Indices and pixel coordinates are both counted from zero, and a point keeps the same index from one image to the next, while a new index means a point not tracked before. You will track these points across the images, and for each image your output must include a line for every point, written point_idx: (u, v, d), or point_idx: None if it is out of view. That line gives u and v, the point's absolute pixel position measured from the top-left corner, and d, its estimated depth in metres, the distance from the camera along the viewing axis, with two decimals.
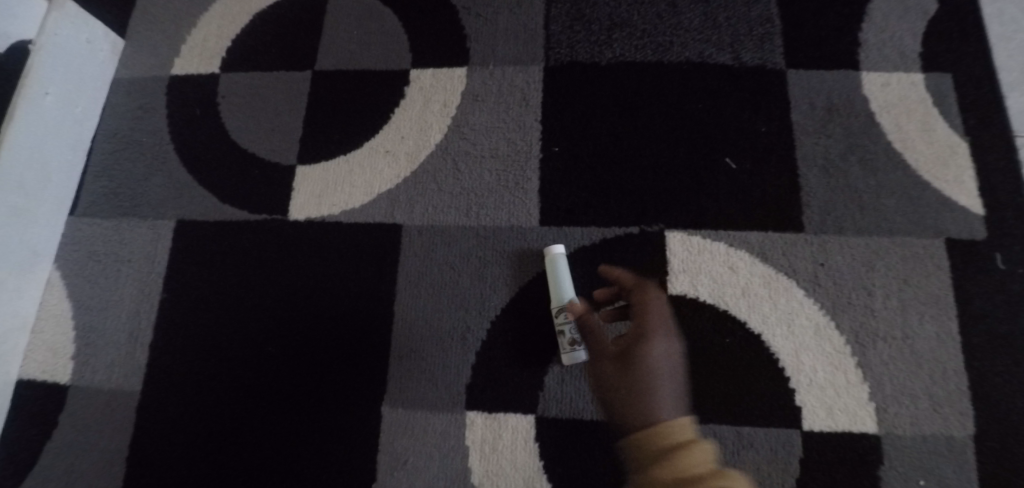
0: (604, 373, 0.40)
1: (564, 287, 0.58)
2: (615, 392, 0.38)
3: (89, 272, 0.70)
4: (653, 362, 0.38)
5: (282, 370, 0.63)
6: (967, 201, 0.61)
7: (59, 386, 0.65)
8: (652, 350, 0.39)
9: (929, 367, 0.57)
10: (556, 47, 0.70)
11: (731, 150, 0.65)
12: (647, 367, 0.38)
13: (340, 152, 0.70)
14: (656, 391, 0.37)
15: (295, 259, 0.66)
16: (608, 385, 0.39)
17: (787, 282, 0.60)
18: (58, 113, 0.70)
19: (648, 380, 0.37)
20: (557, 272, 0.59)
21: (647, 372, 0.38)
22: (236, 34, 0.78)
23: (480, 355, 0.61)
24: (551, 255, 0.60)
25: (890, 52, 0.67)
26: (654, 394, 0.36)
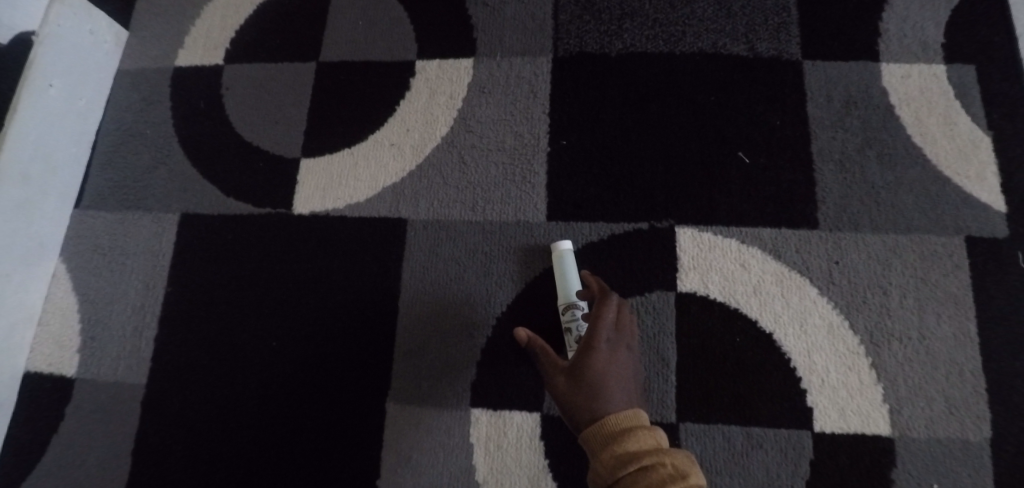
0: (559, 386, 0.47)
1: (571, 284, 0.57)
2: (570, 399, 0.45)
3: (94, 264, 0.70)
4: (601, 370, 0.45)
5: (286, 365, 0.63)
6: (989, 198, 0.60)
7: (66, 379, 0.66)
8: (599, 360, 0.46)
9: (946, 369, 0.55)
10: (565, 37, 0.69)
11: (744, 144, 0.63)
12: (596, 374, 0.45)
13: (344, 145, 0.69)
14: (604, 393, 0.44)
15: (298, 253, 0.66)
16: (562, 394, 0.46)
17: (800, 280, 0.58)
18: (62, 105, 0.69)
19: (596, 385, 0.44)
20: (564, 268, 0.58)
21: (596, 379, 0.45)
22: (240, 25, 0.77)
23: (486, 352, 0.60)
24: (558, 251, 0.59)
25: (912, 42, 0.65)
26: (602, 395, 0.44)
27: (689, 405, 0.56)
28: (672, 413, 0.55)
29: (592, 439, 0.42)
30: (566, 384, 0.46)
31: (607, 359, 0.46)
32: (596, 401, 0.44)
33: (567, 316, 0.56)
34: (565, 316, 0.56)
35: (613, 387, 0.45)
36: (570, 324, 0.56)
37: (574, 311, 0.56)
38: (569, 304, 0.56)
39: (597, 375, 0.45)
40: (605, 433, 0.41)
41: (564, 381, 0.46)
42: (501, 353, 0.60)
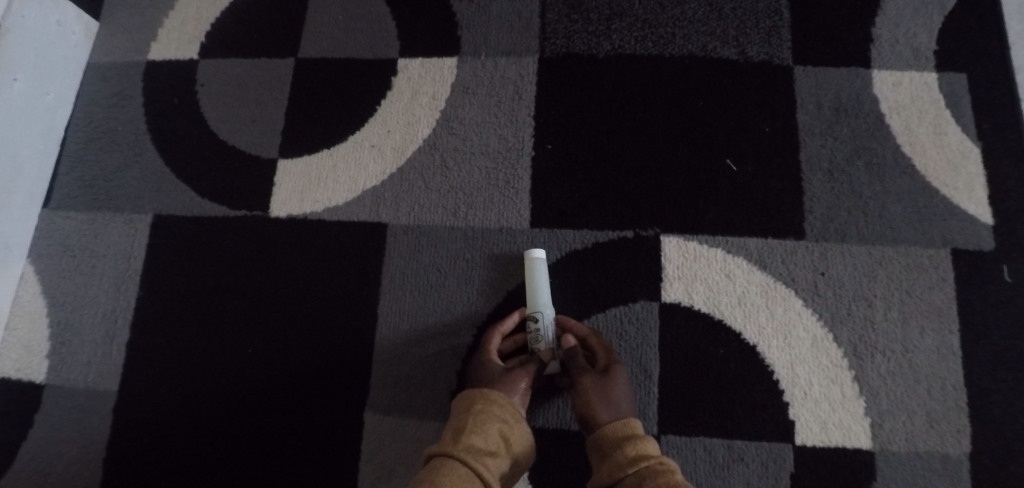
0: (586, 386, 0.51)
1: (538, 293, 0.56)
2: (597, 395, 0.50)
3: (63, 267, 0.68)
4: (622, 380, 0.51)
5: (261, 373, 0.61)
6: (976, 209, 0.59)
7: (34, 385, 0.64)
8: (621, 370, 0.52)
9: (927, 383, 0.55)
10: (552, 37, 0.67)
11: (732, 150, 0.62)
12: (619, 383, 0.51)
13: (323, 145, 0.67)
14: (624, 400, 0.50)
15: (274, 258, 0.64)
16: (588, 394, 0.50)
17: (785, 291, 0.57)
18: (28, 101, 0.66)
19: (620, 393, 0.50)
20: (535, 275, 0.56)
21: (620, 386, 0.51)
22: (216, 18, 0.74)
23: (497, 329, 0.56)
24: (529, 258, 0.57)
25: (903, 48, 0.64)
26: (623, 401, 0.50)
27: (670, 417, 0.55)
28: (654, 426, 0.55)
29: (613, 437, 0.47)
30: (596, 385, 0.50)
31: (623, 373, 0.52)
32: (619, 404, 0.50)
33: (530, 326, 0.56)
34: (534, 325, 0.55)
35: (628, 397, 0.51)
36: (536, 334, 0.55)
37: (536, 322, 0.55)
38: (531, 313, 0.56)
39: (620, 383, 0.51)
40: (626, 432, 0.47)
41: (592, 382, 0.51)
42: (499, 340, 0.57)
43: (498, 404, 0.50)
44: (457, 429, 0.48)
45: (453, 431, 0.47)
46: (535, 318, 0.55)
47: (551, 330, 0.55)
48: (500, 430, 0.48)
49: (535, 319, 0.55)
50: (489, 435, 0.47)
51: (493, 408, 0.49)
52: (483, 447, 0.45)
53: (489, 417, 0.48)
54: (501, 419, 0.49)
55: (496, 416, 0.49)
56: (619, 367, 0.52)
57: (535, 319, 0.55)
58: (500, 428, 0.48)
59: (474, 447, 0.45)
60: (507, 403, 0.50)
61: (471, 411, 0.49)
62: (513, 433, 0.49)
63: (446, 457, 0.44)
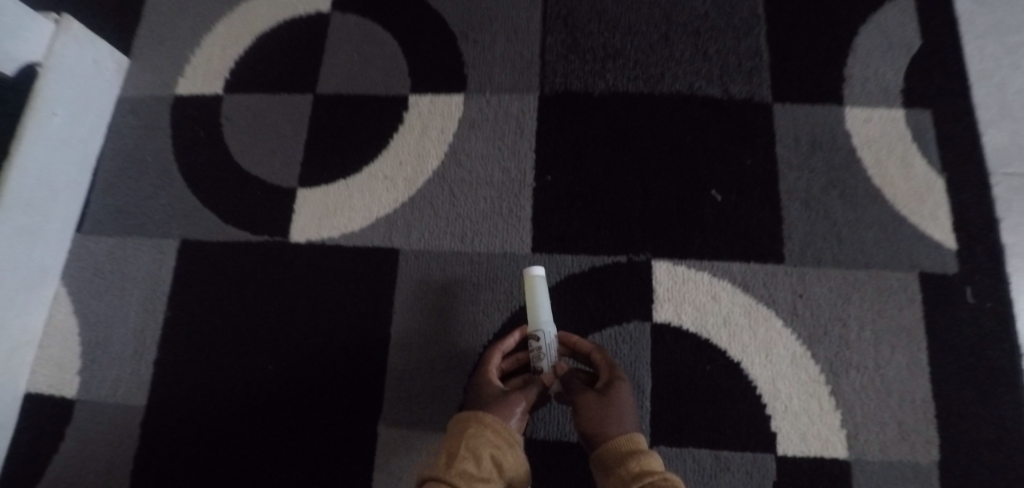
0: (588, 403, 0.54)
1: (539, 311, 0.57)
2: (601, 412, 0.53)
3: (94, 288, 0.73)
4: (622, 396, 0.55)
5: (282, 386, 0.66)
6: (941, 236, 0.65)
7: (65, 400, 0.68)
8: (623, 388, 0.55)
9: (898, 396, 0.60)
10: (552, 76, 0.72)
11: (717, 182, 0.67)
12: (620, 399, 0.54)
13: (339, 176, 0.72)
14: (625, 415, 0.54)
15: (295, 279, 0.69)
16: (590, 411, 0.54)
17: (767, 312, 0.62)
18: (65, 133, 0.72)
19: (622, 409, 0.54)
20: (535, 294, 0.58)
21: (621, 402, 0.54)
22: (240, 56, 0.80)
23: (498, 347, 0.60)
24: (529, 276, 0.59)
25: (873, 87, 0.70)
26: (625, 416, 0.53)
27: (661, 429, 0.59)
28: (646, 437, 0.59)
29: (616, 452, 0.50)
30: (598, 402, 0.54)
31: (625, 390, 0.56)
32: (621, 419, 0.53)
33: (532, 344, 0.58)
34: (534, 342, 0.57)
35: (629, 412, 0.54)
36: (537, 351, 0.58)
37: (537, 340, 0.57)
38: (534, 331, 0.57)
39: (622, 400, 0.54)
40: (629, 447, 0.50)
41: (593, 399, 0.54)
42: (500, 357, 0.60)
43: (492, 428, 0.52)
44: (452, 454, 0.51)
45: (449, 455, 0.50)
46: (537, 336, 0.57)
47: (552, 347, 0.58)
48: (492, 455, 0.51)
49: (537, 336, 0.57)
50: (482, 461, 0.50)
51: (487, 432, 0.52)
52: (476, 473, 0.48)
53: (483, 443, 0.51)
54: (494, 443, 0.52)
55: (489, 440, 0.51)
56: (620, 385, 0.56)
57: (537, 336, 0.57)
58: (493, 454, 0.51)
59: (467, 473, 0.48)
60: (500, 427, 0.53)
61: (466, 435, 0.52)
62: (505, 457, 0.51)
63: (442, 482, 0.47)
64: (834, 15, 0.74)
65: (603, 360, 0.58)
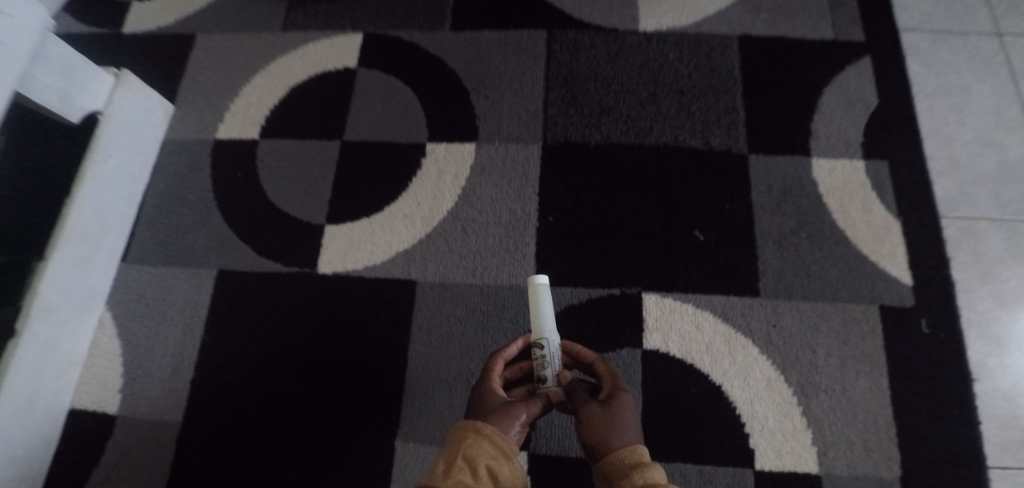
0: (591, 413, 0.54)
1: (544, 320, 0.59)
2: (602, 422, 0.52)
3: (137, 312, 0.80)
4: (626, 407, 0.54)
5: (307, 403, 0.73)
6: (898, 273, 0.73)
7: (107, 415, 0.75)
8: (625, 398, 0.55)
9: (863, 417, 0.67)
10: (553, 129, 0.82)
11: (700, 223, 0.76)
12: (623, 409, 0.54)
13: (363, 214, 0.80)
14: (630, 426, 0.53)
15: (322, 307, 0.77)
16: (594, 421, 0.53)
17: (744, 340, 0.70)
18: (118, 173, 0.80)
19: (624, 419, 0.53)
20: (540, 302, 0.59)
21: (625, 412, 0.54)
22: (275, 105, 0.90)
23: (501, 353, 0.61)
24: (534, 284, 0.60)
25: (837, 141, 0.80)
26: (628, 426, 0.53)
27: (651, 445, 0.66)
28: None
29: (619, 463, 0.49)
30: (602, 412, 0.53)
31: (628, 400, 0.55)
32: (625, 430, 0.52)
33: (536, 352, 0.59)
34: (538, 351, 0.58)
35: (633, 423, 0.53)
36: (541, 359, 0.58)
37: (542, 348, 0.58)
38: (538, 339, 0.59)
39: (625, 410, 0.54)
40: (633, 459, 0.49)
41: (596, 408, 0.54)
42: (503, 365, 0.61)
43: (491, 439, 0.51)
44: (447, 464, 0.49)
45: (445, 465, 0.49)
46: (541, 344, 0.58)
47: (556, 355, 0.59)
48: (490, 466, 0.49)
49: (541, 344, 0.58)
50: (478, 471, 0.48)
51: (485, 442, 0.51)
52: (470, 483, 0.47)
53: (481, 453, 0.50)
54: (492, 454, 0.50)
55: (487, 450, 0.50)
56: (623, 395, 0.55)
57: (541, 344, 0.58)
58: (490, 465, 0.49)
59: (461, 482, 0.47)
60: (499, 437, 0.52)
61: (464, 445, 0.51)
62: (503, 468, 0.50)
63: None
64: (800, 77, 0.84)
65: (606, 372, 0.59)
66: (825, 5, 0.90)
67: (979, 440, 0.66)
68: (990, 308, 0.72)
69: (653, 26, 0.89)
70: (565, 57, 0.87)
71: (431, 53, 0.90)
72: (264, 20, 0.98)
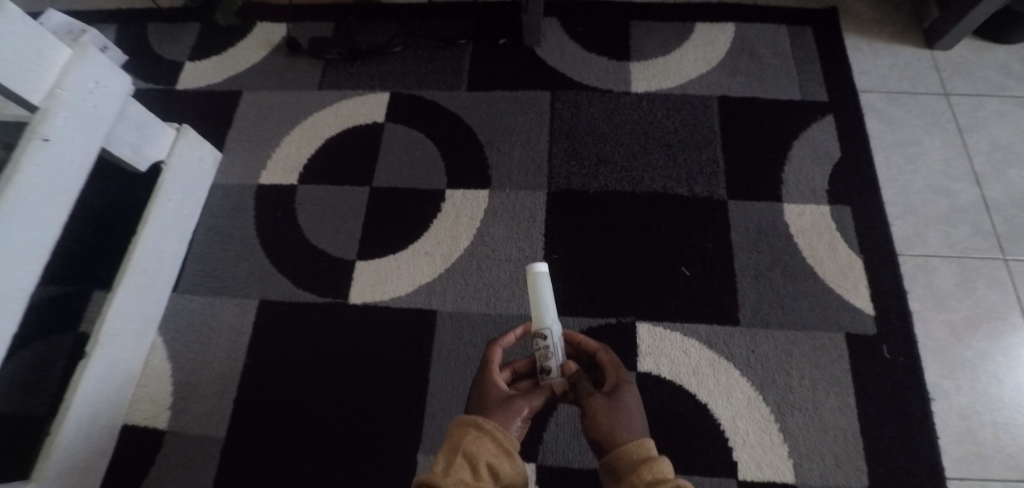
0: (595, 407, 0.55)
1: (545, 310, 0.60)
2: (607, 416, 0.55)
3: (186, 338, 0.90)
4: (629, 399, 0.57)
5: (339, 419, 0.81)
6: (861, 305, 0.83)
7: (157, 430, 0.83)
8: (628, 390, 0.58)
9: (833, 433, 0.75)
10: (557, 177, 0.94)
11: (686, 260, 0.86)
12: (626, 402, 0.56)
13: (390, 251, 0.91)
14: (633, 420, 0.55)
15: (352, 333, 0.87)
16: (598, 415, 0.55)
17: (727, 364, 0.79)
18: (175, 213, 0.92)
19: (628, 411, 0.55)
20: (540, 290, 0.60)
21: (629, 406, 0.56)
22: (312, 154, 1.02)
23: (500, 342, 0.64)
24: (534, 273, 0.61)
25: (805, 189, 0.91)
26: (632, 420, 0.55)
27: None
28: None
29: (625, 456, 0.51)
30: (606, 406, 0.55)
31: (630, 393, 0.58)
32: (629, 422, 0.54)
33: (538, 342, 0.60)
34: (540, 341, 0.60)
35: (637, 414, 0.56)
36: (543, 348, 0.60)
37: (544, 339, 0.59)
38: (539, 328, 0.59)
39: (627, 403, 0.56)
40: (639, 452, 0.51)
41: (600, 401, 0.56)
42: (502, 354, 0.64)
43: (492, 435, 0.53)
44: (448, 460, 0.50)
45: (445, 462, 0.50)
46: (543, 333, 0.59)
47: (557, 346, 0.60)
48: (490, 464, 0.50)
49: (544, 333, 0.59)
50: (479, 469, 0.49)
51: (487, 437, 0.52)
52: (471, 481, 0.48)
53: (482, 450, 0.51)
54: (494, 451, 0.51)
55: (488, 446, 0.52)
56: (626, 388, 0.58)
57: (543, 334, 0.59)
58: (491, 461, 0.50)
59: (462, 480, 0.47)
60: (499, 432, 0.53)
61: (465, 441, 0.52)
62: (505, 464, 0.51)
63: None
64: (772, 132, 0.97)
65: (609, 365, 0.62)
66: (793, 70, 1.04)
67: (938, 454, 0.74)
68: (944, 335, 0.82)
69: (643, 89, 1.02)
70: (567, 115, 1.00)
71: (450, 111, 1.03)
72: (302, 79, 1.11)
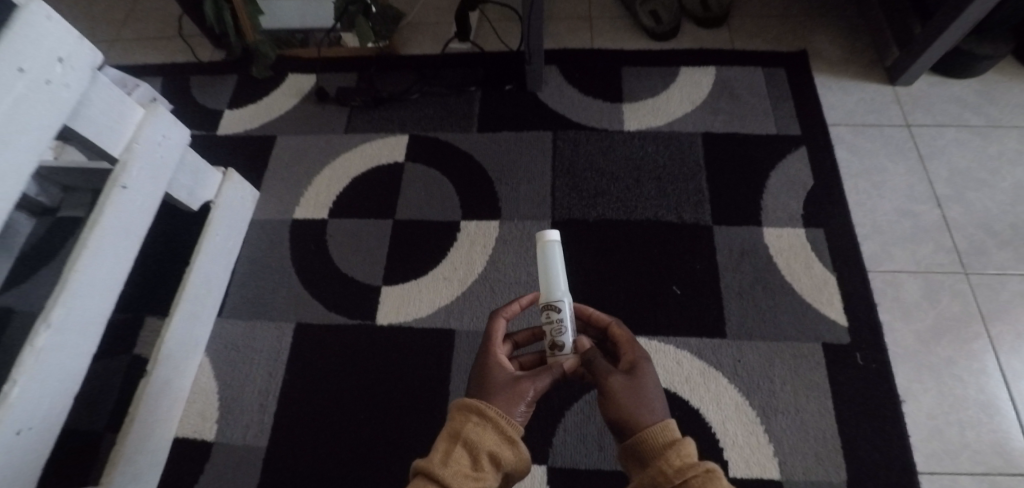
0: (616, 387, 0.59)
1: (555, 281, 0.64)
2: (629, 397, 0.58)
3: (231, 358, 1.00)
4: (648, 376, 0.61)
5: (369, 427, 0.91)
6: (835, 317, 0.92)
7: (206, 441, 0.92)
8: (645, 368, 0.61)
9: (814, 433, 0.84)
10: (560, 208, 1.05)
11: (677, 280, 0.96)
12: (645, 379, 0.60)
13: (412, 277, 1.02)
14: (655, 401, 0.58)
15: (381, 350, 0.97)
16: (619, 394, 0.59)
17: (716, 373, 0.88)
18: (221, 245, 1.03)
19: (649, 390, 0.59)
20: (551, 260, 0.66)
21: (648, 385, 0.59)
22: (340, 191, 1.14)
23: (502, 313, 0.68)
24: (546, 240, 0.68)
25: (782, 214, 1.02)
26: (653, 398, 0.58)
27: None
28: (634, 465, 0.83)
29: (653, 442, 0.53)
30: (625, 386, 0.59)
31: (648, 373, 0.61)
32: (650, 400, 0.58)
33: (551, 315, 0.64)
34: (549, 315, 0.64)
35: (657, 392, 0.59)
36: (552, 321, 0.64)
37: (557, 312, 0.63)
38: (551, 300, 0.64)
39: (647, 382, 0.60)
40: (665, 435, 0.54)
41: (621, 380, 0.60)
42: (503, 326, 0.68)
43: (496, 424, 0.56)
44: (447, 447, 0.54)
45: (444, 449, 0.54)
46: (555, 306, 0.64)
47: (568, 320, 0.64)
48: (492, 452, 0.54)
49: (556, 305, 0.63)
50: (480, 458, 0.53)
51: (489, 427, 0.56)
52: (470, 472, 0.52)
53: (484, 438, 0.55)
54: (496, 439, 0.55)
55: (489, 438, 0.55)
56: (644, 367, 0.61)
57: (555, 306, 0.64)
58: (492, 451, 0.54)
59: (461, 471, 0.51)
60: (501, 420, 0.56)
61: (467, 429, 0.55)
62: (505, 453, 0.55)
63: (430, 479, 0.50)
64: (751, 163, 1.08)
65: (626, 344, 0.66)
66: (769, 108, 1.16)
67: (910, 451, 0.82)
68: (911, 343, 0.91)
69: (635, 127, 1.14)
70: (567, 151, 1.12)
71: (463, 150, 1.16)
72: (330, 124, 1.25)
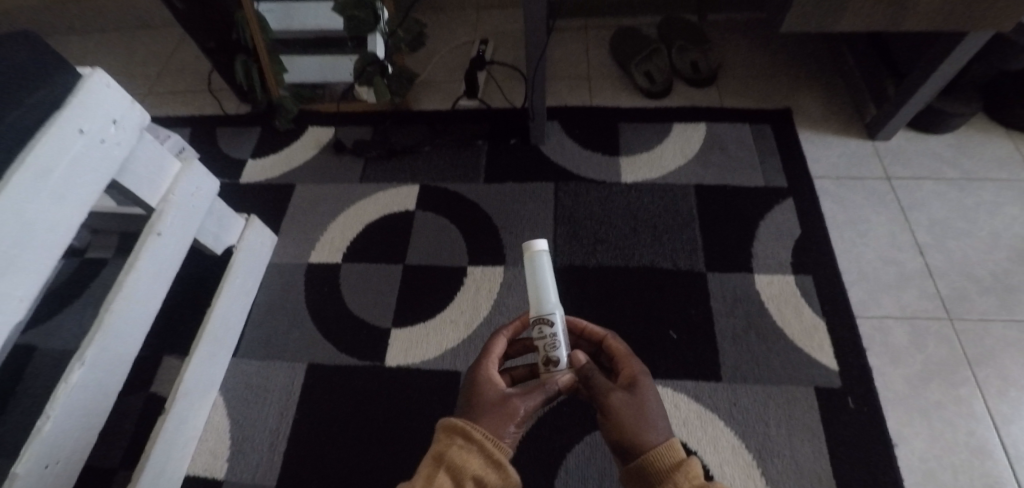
0: (617, 403, 0.63)
1: (545, 293, 0.65)
2: (633, 415, 0.62)
3: (244, 397, 1.03)
4: (648, 393, 0.65)
5: (376, 466, 0.93)
6: (826, 362, 0.96)
7: (216, 479, 0.94)
8: (646, 384, 0.65)
9: (810, 476, 0.86)
10: (561, 255, 1.11)
11: (673, 324, 1.01)
12: (645, 396, 0.64)
13: (420, 320, 1.07)
14: (656, 419, 0.62)
15: (389, 389, 1.01)
16: (621, 411, 0.62)
17: (712, 416, 0.92)
18: (241, 287, 1.09)
19: (651, 407, 0.63)
20: (539, 271, 0.66)
21: (648, 402, 0.63)
22: (354, 237, 1.21)
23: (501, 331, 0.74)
24: (534, 251, 0.67)
25: (771, 262, 1.08)
26: (654, 415, 0.62)
27: None
28: None
29: (660, 462, 0.58)
30: (627, 401, 0.63)
31: (648, 388, 0.65)
32: (652, 416, 0.62)
33: (543, 328, 0.64)
34: (540, 329, 0.65)
35: (658, 407, 0.63)
36: (543, 334, 0.65)
37: (550, 325, 0.64)
38: (542, 313, 0.64)
39: (648, 398, 0.64)
40: (672, 455, 0.59)
41: (622, 396, 0.63)
42: (501, 344, 0.73)
43: (480, 445, 0.60)
44: (431, 471, 0.58)
45: (428, 472, 0.58)
46: (547, 319, 0.64)
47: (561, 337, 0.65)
48: (476, 475, 0.58)
49: (547, 319, 0.64)
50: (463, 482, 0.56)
51: (474, 450, 0.60)
52: None
53: (468, 460, 0.58)
54: (481, 462, 0.59)
55: (473, 461, 0.59)
56: (645, 384, 0.65)
57: (547, 320, 0.64)
58: (476, 474, 0.58)
59: None
60: (485, 443, 0.60)
61: (452, 452, 0.59)
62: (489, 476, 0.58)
63: None
64: (741, 213, 1.15)
65: (625, 362, 0.70)
66: (757, 162, 1.24)
67: None
68: (900, 387, 0.94)
69: (631, 179, 1.22)
70: (568, 200, 1.20)
71: (470, 199, 1.23)
72: (346, 173, 1.33)
